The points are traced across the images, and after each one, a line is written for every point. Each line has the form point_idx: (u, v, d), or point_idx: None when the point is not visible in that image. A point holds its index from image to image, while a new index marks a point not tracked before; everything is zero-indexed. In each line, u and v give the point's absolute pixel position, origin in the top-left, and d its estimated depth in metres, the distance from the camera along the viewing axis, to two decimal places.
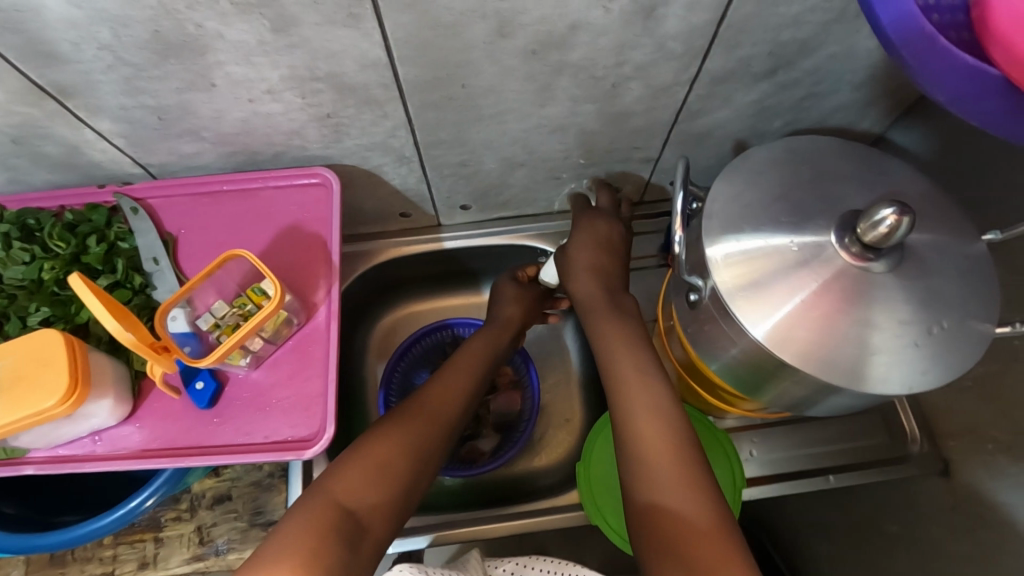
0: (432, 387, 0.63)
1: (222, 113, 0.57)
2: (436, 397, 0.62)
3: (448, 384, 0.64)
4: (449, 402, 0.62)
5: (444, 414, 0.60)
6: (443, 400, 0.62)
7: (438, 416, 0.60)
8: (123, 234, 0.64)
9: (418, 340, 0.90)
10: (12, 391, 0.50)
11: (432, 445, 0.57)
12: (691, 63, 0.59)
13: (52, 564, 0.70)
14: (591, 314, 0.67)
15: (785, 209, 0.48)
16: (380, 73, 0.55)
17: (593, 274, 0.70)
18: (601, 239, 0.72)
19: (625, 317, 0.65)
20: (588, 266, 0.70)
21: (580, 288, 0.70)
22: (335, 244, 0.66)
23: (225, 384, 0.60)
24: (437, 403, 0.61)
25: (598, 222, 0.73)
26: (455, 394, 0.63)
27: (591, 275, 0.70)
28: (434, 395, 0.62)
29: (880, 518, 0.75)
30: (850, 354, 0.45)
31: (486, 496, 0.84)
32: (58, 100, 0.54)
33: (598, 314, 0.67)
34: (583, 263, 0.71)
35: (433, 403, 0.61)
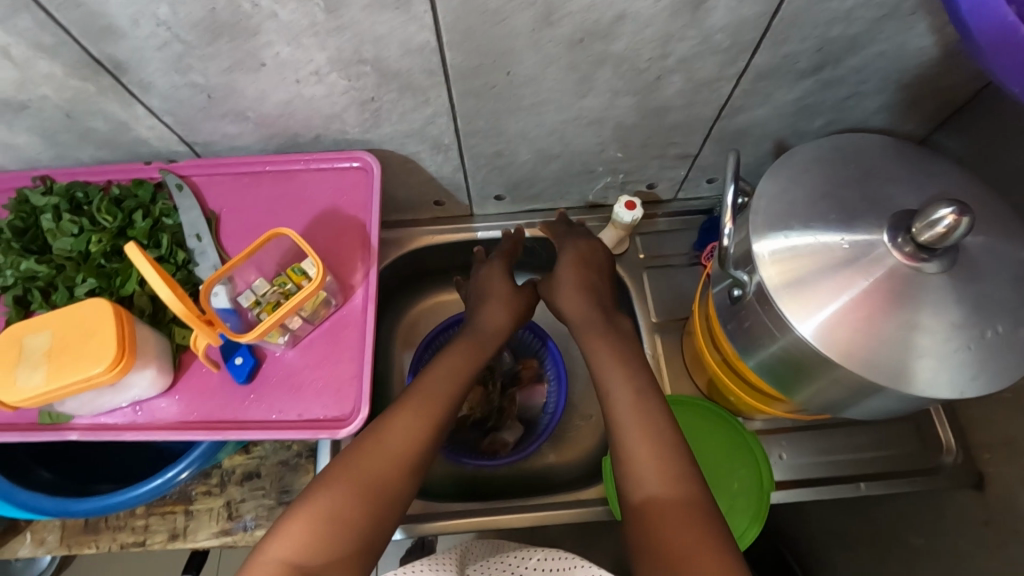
0: (400, 411, 0.60)
1: (268, 94, 0.58)
2: (404, 425, 0.59)
3: (419, 408, 0.61)
4: (420, 430, 0.59)
5: (414, 443, 0.58)
6: (412, 428, 0.59)
7: (406, 446, 0.57)
8: (168, 210, 0.65)
9: (444, 330, 0.89)
10: (58, 358, 0.50)
11: (395, 483, 0.55)
12: (737, 57, 0.58)
13: (84, 531, 0.71)
14: (585, 336, 0.71)
15: (835, 206, 0.47)
16: (426, 58, 0.55)
17: (580, 290, 0.75)
18: (586, 259, 0.77)
19: (616, 337, 0.70)
20: (574, 286, 0.75)
21: (570, 307, 0.75)
22: (372, 227, 0.66)
23: (263, 362, 0.60)
24: (405, 432, 0.58)
25: (577, 244, 0.79)
26: (427, 419, 0.61)
27: (580, 292, 0.75)
28: (403, 421, 0.59)
29: (903, 530, 0.74)
30: (896, 356, 0.44)
31: (506, 489, 0.84)
32: (113, 76, 0.55)
33: (586, 335, 0.71)
34: (571, 286, 0.76)
35: (401, 432, 0.58)
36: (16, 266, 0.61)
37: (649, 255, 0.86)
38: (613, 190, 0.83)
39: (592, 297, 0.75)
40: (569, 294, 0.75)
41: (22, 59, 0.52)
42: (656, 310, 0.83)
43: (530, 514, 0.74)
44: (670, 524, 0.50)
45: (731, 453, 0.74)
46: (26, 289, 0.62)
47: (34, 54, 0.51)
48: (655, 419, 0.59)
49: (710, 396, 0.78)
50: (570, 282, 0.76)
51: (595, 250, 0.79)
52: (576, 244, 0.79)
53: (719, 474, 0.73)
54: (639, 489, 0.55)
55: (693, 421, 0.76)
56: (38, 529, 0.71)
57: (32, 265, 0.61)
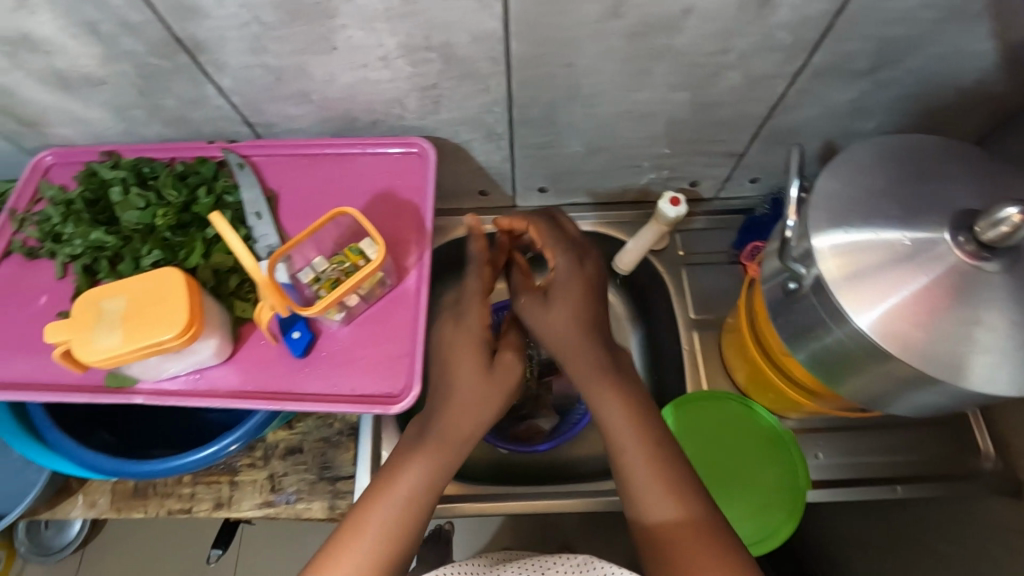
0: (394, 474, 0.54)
1: (335, 77, 0.60)
2: (399, 492, 0.53)
3: (417, 467, 0.54)
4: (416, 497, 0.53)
5: (411, 510, 0.52)
6: (408, 494, 0.53)
7: (403, 515, 0.52)
8: (229, 187, 0.67)
9: None
10: (134, 323, 0.52)
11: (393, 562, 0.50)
12: (796, 55, 0.59)
13: (134, 496, 0.74)
14: (589, 391, 0.59)
15: (895, 204, 0.48)
16: (491, 46, 0.56)
17: (572, 320, 0.61)
18: (574, 293, 0.63)
19: (627, 382, 0.59)
20: (565, 318, 0.62)
21: (554, 337, 0.62)
22: (426, 211, 0.67)
23: (318, 337, 0.62)
24: (400, 503, 0.52)
25: (567, 268, 0.65)
26: (423, 478, 0.54)
27: (571, 320, 0.61)
28: (398, 487, 0.53)
29: (931, 537, 0.71)
30: (954, 351, 0.44)
31: (537, 477, 0.86)
32: (190, 55, 0.57)
33: (573, 364, 0.61)
34: (560, 320, 0.61)
35: (393, 502, 0.52)
36: (85, 236, 0.64)
37: (688, 253, 0.86)
38: (656, 186, 0.84)
39: (586, 327, 0.61)
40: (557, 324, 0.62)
41: (109, 36, 0.54)
42: (694, 307, 0.84)
43: (559, 503, 0.75)
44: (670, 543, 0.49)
45: (767, 451, 0.74)
46: (94, 259, 0.64)
47: (121, 31, 0.54)
48: (643, 435, 0.55)
49: (747, 393, 0.79)
50: (558, 324, 0.61)
51: (576, 276, 0.64)
52: (559, 278, 0.64)
53: (752, 468, 0.74)
54: (644, 512, 0.52)
55: (728, 415, 0.77)
56: (90, 491, 0.74)
57: (101, 235, 0.63)
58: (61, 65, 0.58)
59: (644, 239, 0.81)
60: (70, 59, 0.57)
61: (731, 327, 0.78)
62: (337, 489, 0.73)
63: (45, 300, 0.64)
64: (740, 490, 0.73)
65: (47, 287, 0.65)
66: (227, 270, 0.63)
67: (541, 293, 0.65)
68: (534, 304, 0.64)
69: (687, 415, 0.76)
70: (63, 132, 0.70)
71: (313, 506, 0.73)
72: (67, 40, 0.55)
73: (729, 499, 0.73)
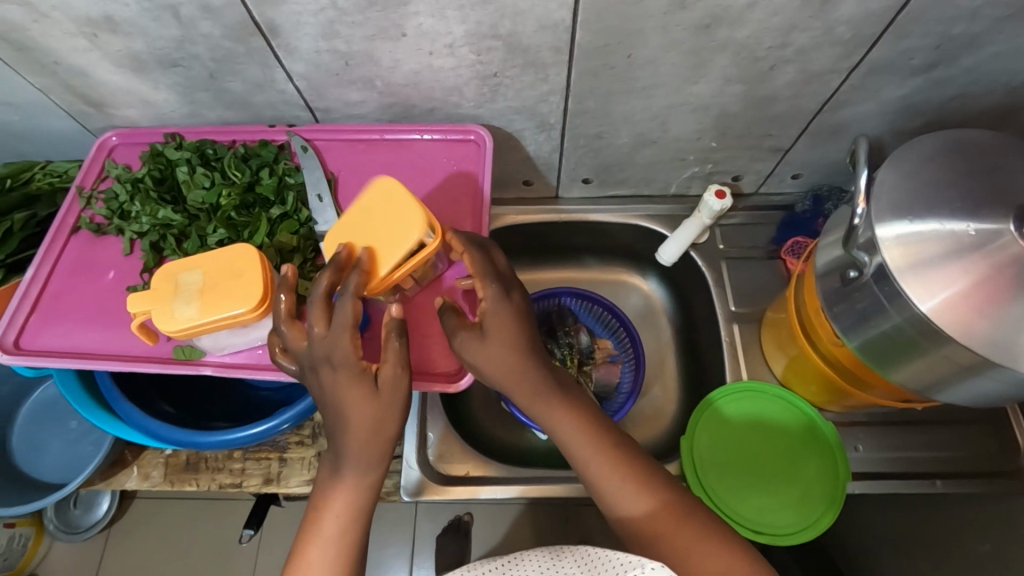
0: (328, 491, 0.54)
1: (401, 63, 0.62)
2: (340, 507, 0.53)
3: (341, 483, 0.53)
4: (355, 512, 0.54)
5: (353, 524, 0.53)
6: (346, 508, 0.53)
7: (346, 523, 0.53)
8: (290, 170, 0.69)
9: None
10: (211, 295, 0.54)
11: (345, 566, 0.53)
12: (854, 50, 0.60)
13: (187, 470, 0.76)
14: (533, 403, 0.58)
15: (959, 195, 0.49)
16: (556, 36, 0.58)
17: (512, 356, 0.55)
18: (509, 325, 0.55)
19: (571, 394, 0.59)
20: (506, 355, 0.55)
21: (500, 376, 0.55)
22: (482, 197, 0.68)
23: (374, 319, 0.64)
24: (343, 514, 0.53)
25: (498, 295, 0.55)
26: (358, 488, 0.54)
27: (506, 355, 0.55)
28: (336, 506, 0.53)
29: (969, 536, 0.72)
30: (1021, 337, 0.45)
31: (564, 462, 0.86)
32: (264, 38, 0.59)
33: (520, 390, 0.57)
34: (501, 353, 0.55)
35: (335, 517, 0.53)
36: (152, 214, 0.66)
37: (727, 246, 0.87)
38: (699, 180, 0.85)
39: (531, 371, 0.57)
40: (493, 362, 0.55)
41: (189, 18, 0.56)
42: (734, 300, 0.85)
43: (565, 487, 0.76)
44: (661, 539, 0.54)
45: (805, 443, 0.76)
46: (161, 236, 0.66)
47: (201, 14, 0.56)
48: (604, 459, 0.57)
49: (789, 387, 0.80)
50: (500, 356, 0.55)
51: (514, 309, 0.56)
52: (494, 311, 0.55)
53: (796, 459, 0.75)
54: (620, 510, 0.56)
55: (770, 408, 0.78)
56: (144, 464, 0.76)
57: (169, 213, 0.65)
58: (139, 46, 0.60)
59: (688, 232, 0.83)
60: (148, 41, 0.59)
61: (773, 320, 0.79)
62: None
63: (113, 275, 0.66)
64: (785, 481, 0.74)
65: (115, 263, 0.67)
66: (289, 250, 0.65)
67: (479, 325, 0.56)
68: (468, 339, 0.55)
69: (730, 407, 0.78)
70: (129, 114, 0.72)
71: None
72: (149, 22, 0.57)
73: (775, 489, 0.74)
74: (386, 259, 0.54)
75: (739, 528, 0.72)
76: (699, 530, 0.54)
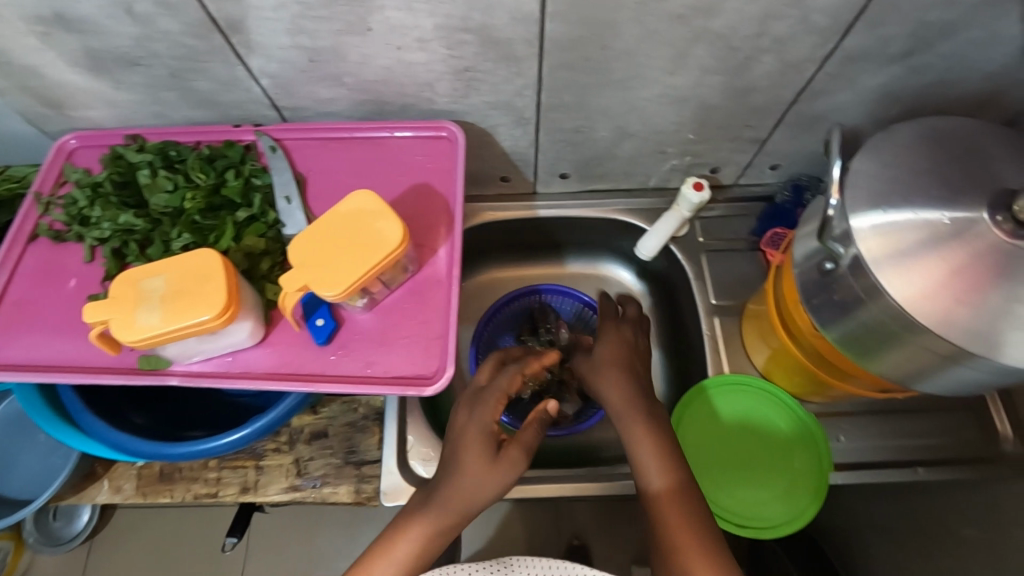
0: (421, 514, 0.61)
1: (370, 59, 0.60)
2: (416, 531, 0.61)
3: (441, 513, 0.60)
4: (429, 540, 0.61)
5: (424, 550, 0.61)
6: (426, 532, 0.61)
7: (420, 546, 0.61)
8: (257, 171, 0.67)
9: (505, 305, 0.91)
10: (174, 303, 0.53)
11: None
12: (831, 38, 0.59)
13: (160, 481, 0.74)
14: (624, 416, 0.67)
15: (935, 184, 0.48)
16: (529, 28, 0.56)
17: (621, 379, 0.70)
18: (622, 341, 0.74)
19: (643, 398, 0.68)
20: (611, 375, 0.70)
21: (610, 401, 0.69)
22: (455, 195, 0.67)
23: (342, 325, 0.62)
24: (418, 537, 0.61)
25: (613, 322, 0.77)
26: (441, 521, 0.61)
27: (620, 379, 0.70)
28: (414, 530, 0.61)
29: (954, 522, 0.71)
30: (996, 327, 0.45)
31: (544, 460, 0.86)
32: (226, 35, 0.56)
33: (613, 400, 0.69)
34: (611, 365, 0.71)
35: (412, 539, 0.61)
36: (113, 219, 0.63)
37: (708, 239, 0.87)
38: (679, 173, 0.84)
39: (623, 394, 0.69)
40: (610, 382, 0.70)
41: (145, 15, 0.54)
42: (715, 293, 0.84)
43: (545, 487, 0.77)
44: (671, 524, 0.59)
45: (789, 434, 0.76)
46: (123, 242, 0.64)
47: (158, 10, 0.53)
48: (658, 463, 0.63)
49: (770, 379, 0.79)
50: (608, 364, 0.71)
51: (625, 330, 0.76)
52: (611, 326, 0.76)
53: (781, 452, 0.75)
54: (643, 482, 0.63)
55: (754, 401, 0.78)
56: (116, 477, 0.74)
57: (130, 218, 0.63)
58: (95, 45, 0.58)
59: (667, 225, 0.83)
60: (104, 39, 0.57)
61: (754, 313, 0.78)
62: (363, 473, 0.74)
63: (74, 284, 0.64)
64: (770, 473, 0.74)
65: (76, 270, 0.65)
66: (258, 253, 0.63)
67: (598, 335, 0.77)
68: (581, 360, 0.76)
69: (713, 401, 0.78)
70: (89, 115, 0.69)
71: (339, 490, 0.73)
72: (103, 20, 0.54)
73: (761, 482, 0.74)
74: (354, 273, 0.56)
75: (725, 522, 0.72)
76: (697, 521, 0.59)
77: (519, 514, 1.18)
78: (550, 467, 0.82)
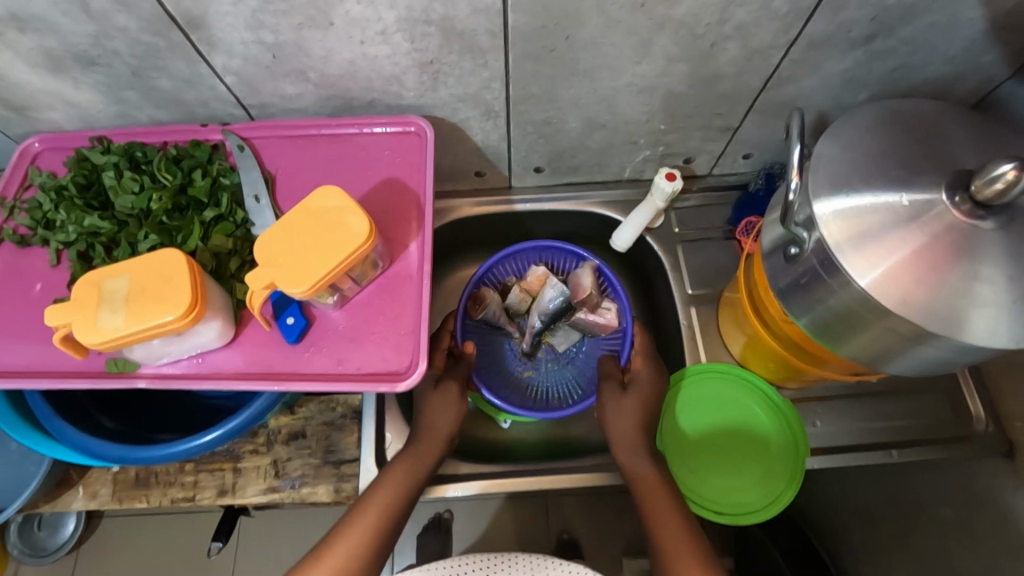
0: (381, 482, 0.66)
1: (333, 53, 0.60)
2: (380, 500, 0.64)
3: (403, 470, 0.67)
4: (398, 497, 0.65)
5: (393, 507, 0.64)
6: (391, 494, 0.64)
7: (385, 513, 0.63)
8: (225, 170, 0.66)
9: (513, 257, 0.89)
10: (137, 304, 0.54)
11: (378, 547, 0.61)
12: (792, 25, 0.59)
13: (137, 486, 0.73)
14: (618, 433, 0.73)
15: (894, 165, 0.49)
16: (491, 19, 0.56)
17: (636, 430, 0.72)
18: (646, 397, 0.75)
19: (641, 407, 0.74)
20: (627, 422, 0.73)
21: (615, 432, 0.73)
22: (425, 189, 0.67)
23: (313, 323, 0.62)
24: (392, 489, 0.65)
25: (648, 374, 0.77)
26: (404, 480, 0.66)
27: (634, 430, 0.72)
28: (384, 491, 0.64)
29: (930, 501, 0.74)
30: (954, 306, 0.45)
31: (524, 452, 0.87)
32: (184, 31, 0.56)
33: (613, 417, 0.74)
34: (627, 416, 0.73)
35: (377, 507, 0.63)
36: (78, 222, 0.62)
37: (684, 229, 0.87)
38: (652, 163, 0.84)
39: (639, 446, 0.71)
40: (623, 432, 0.73)
41: (100, 12, 0.53)
42: (692, 282, 0.84)
43: (533, 481, 0.76)
44: (663, 524, 0.64)
45: (767, 420, 0.76)
46: (89, 245, 0.63)
47: (113, 7, 0.53)
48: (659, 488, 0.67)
49: (747, 365, 0.80)
50: (627, 415, 0.73)
51: (654, 386, 0.76)
52: (640, 380, 0.76)
53: (759, 437, 0.76)
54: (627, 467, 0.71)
55: (732, 388, 0.78)
56: (91, 483, 0.74)
57: (95, 220, 0.62)
58: (52, 44, 0.57)
59: (641, 217, 0.83)
60: (61, 38, 0.56)
61: (729, 301, 0.79)
62: (342, 472, 0.73)
63: (40, 288, 0.63)
64: (749, 459, 0.75)
65: (42, 274, 0.64)
66: (227, 253, 0.63)
67: (622, 384, 0.78)
68: (610, 393, 0.76)
69: (691, 390, 0.78)
70: (52, 117, 0.68)
71: (319, 490, 0.73)
72: (58, 18, 0.54)
73: (739, 468, 0.75)
74: (321, 269, 0.55)
75: (705, 510, 0.73)
76: (681, 522, 0.64)
77: (507, 510, 1.18)
78: (532, 462, 0.82)
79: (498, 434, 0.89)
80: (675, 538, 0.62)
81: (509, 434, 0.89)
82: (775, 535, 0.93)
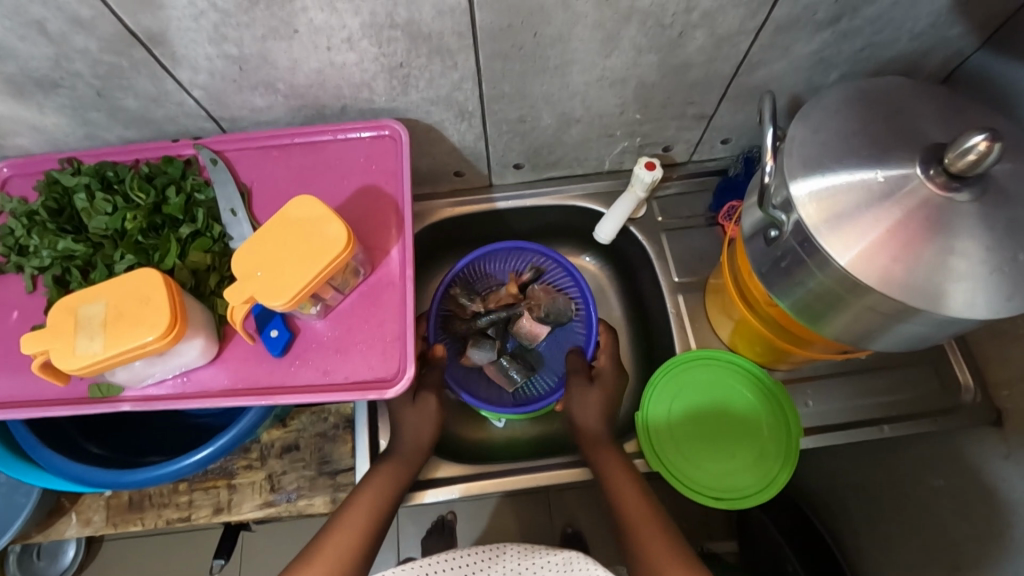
0: (356, 498, 0.64)
1: (300, 63, 0.59)
2: (349, 527, 0.61)
3: (374, 490, 0.65)
4: (375, 512, 0.63)
5: (376, 510, 0.64)
6: (375, 501, 0.64)
7: (348, 551, 0.60)
8: (199, 185, 0.65)
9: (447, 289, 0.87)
10: (117, 327, 0.53)
11: (365, 551, 0.61)
12: (759, 9, 0.59)
13: (130, 509, 0.73)
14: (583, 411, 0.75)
15: (865, 142, 0.49)
16: (457, 20, 0.55)
17: (599, 416, 0.75)
18: (609, 388, 0.78)
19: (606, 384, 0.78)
20: (594, 405, 0.76)
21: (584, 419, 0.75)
22: (403, 194, 0.66)
23: (297, 335, 0.61)
24: (372, 499, 0.64)
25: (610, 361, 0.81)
26: (376, 501, 0.64)
27: (600, 413, 0.75)
28: (365, 497, 0.64)
29: (921, 473, 0.76)
30: (933, 279, 0.46)
31: (520, 450, 0.88)
32: (146, 48, 0.55)
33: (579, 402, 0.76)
34: (591, 405, 0.76)
35: (337, 547, 0.60)
36: (52, 246, 0.61)
37: (666, 218, 0.87)
38: (630, 154, 0.84)
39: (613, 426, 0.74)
40: (590, 415, 0.75)
41: (58, 35, 0.52)
42: (676, 270, 0.85)
43: (521, 479, 0.76)
44: (642, 533, 0.62)
45: (762, 404, 0.76)
46: (65, 269, 0.62)
47: (71, 28, 0.52)
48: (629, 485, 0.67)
49: (734, 347, 0.80)
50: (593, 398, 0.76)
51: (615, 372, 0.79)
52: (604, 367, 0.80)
53: (751, 420, 0.76)
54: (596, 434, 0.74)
55: (721, 373, 0.78)
56: (83, 510, 0.73)
57: (70, 244, 0.61)
58: (11, 70, 0.56)
59: (623, 209, 0.82)
60: (20, 63, 0.55)
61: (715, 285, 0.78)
62: (338, 482, 0.73)
63: (17, 315, 0.62)
64: (741, 443, 0.75)
65: (18, 303, 0.63)
66: (205, 269, 0.62)
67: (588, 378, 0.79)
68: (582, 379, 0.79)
69: (681, 378, 0.78)
70: (18, 142, 0.67)
71: (316, 502, 0.72)
72: (15, 42, 0.53)
73: (732, 452, 0.75)
74: (298, 283, 0.55)
75: (701, 497, 0.73)
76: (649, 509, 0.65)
77: (509, 507, 1.18)
78: (528, 458, 0.83)
79: (492, 433, 0.90)
80: (650, 532, 0.62)
81: (504, 432, 0.89)
82: (776, 517, 0.94)
